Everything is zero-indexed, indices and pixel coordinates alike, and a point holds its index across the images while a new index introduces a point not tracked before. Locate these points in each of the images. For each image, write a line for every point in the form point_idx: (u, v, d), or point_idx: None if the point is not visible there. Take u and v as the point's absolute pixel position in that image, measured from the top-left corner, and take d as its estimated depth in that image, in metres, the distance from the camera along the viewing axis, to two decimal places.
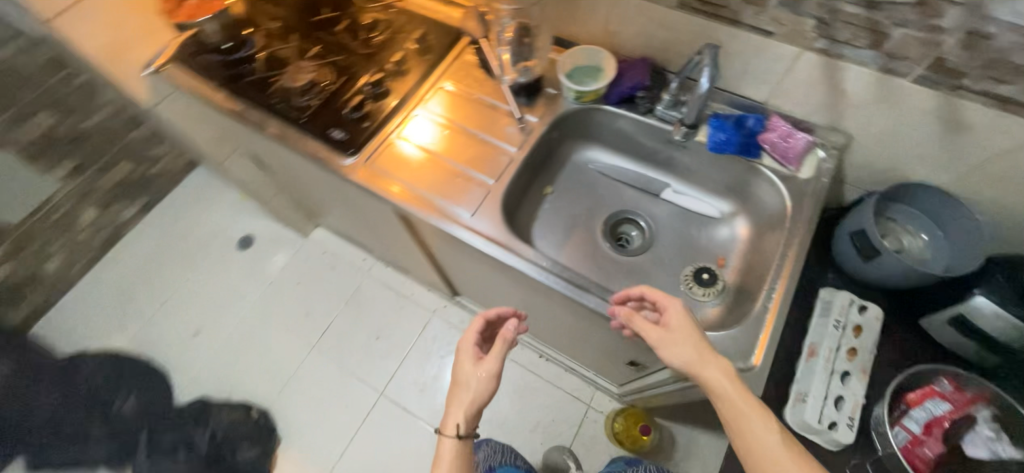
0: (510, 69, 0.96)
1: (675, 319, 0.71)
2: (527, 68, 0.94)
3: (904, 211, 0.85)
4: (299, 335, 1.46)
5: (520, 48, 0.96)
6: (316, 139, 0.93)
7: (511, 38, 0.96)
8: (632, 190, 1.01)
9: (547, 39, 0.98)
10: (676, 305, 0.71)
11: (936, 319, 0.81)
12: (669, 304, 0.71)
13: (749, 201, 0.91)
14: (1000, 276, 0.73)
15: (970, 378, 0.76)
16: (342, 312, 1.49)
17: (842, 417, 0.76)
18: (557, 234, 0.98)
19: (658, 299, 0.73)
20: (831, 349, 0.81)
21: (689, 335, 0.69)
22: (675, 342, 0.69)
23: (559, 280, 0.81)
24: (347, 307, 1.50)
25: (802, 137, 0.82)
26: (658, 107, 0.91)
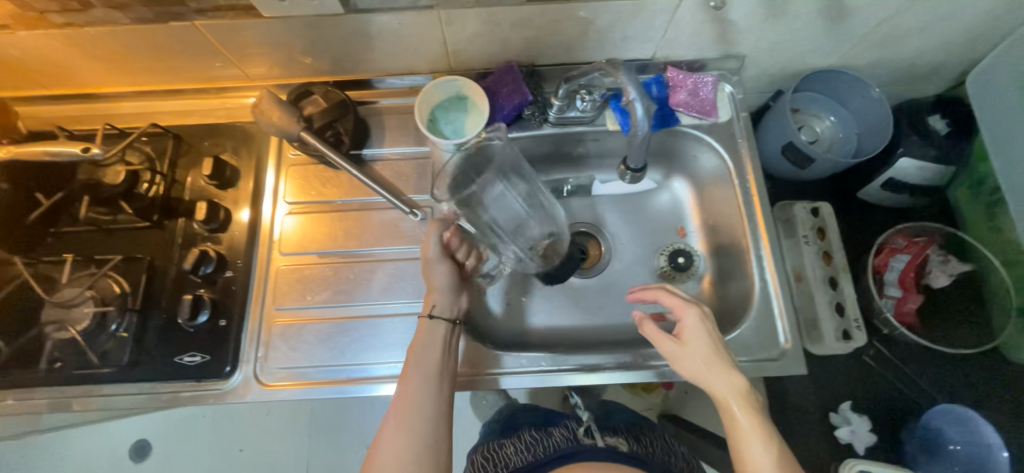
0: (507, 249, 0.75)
1: (693, 332, 0.59)
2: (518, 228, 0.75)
3: (806, 102, 0.85)
4: None
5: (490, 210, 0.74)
6: (165, 382, 0.64)
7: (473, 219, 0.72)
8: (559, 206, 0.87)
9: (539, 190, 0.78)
10: (692, 314, 0.60)
11: (869, 188, 0.86)
12: (686, 314, 0.60)
13: (679, 160, 0.83)
14: (915, 135, 0.78)
15: (914, 225, 0.83)
16: (314, 449, 1.16)
17: (852, 325, 0.79)
18: (518, 293, 0.82)
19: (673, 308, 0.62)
20: (813, 265, 0.82)
21: (709, 349, 0.58)
22: (686, 361, 0.58)
23: (568, 369, 0.69)
24: (314, 440, 1.16)
25: (707, 85, 0.76)
26: (552, 114, 0.76)
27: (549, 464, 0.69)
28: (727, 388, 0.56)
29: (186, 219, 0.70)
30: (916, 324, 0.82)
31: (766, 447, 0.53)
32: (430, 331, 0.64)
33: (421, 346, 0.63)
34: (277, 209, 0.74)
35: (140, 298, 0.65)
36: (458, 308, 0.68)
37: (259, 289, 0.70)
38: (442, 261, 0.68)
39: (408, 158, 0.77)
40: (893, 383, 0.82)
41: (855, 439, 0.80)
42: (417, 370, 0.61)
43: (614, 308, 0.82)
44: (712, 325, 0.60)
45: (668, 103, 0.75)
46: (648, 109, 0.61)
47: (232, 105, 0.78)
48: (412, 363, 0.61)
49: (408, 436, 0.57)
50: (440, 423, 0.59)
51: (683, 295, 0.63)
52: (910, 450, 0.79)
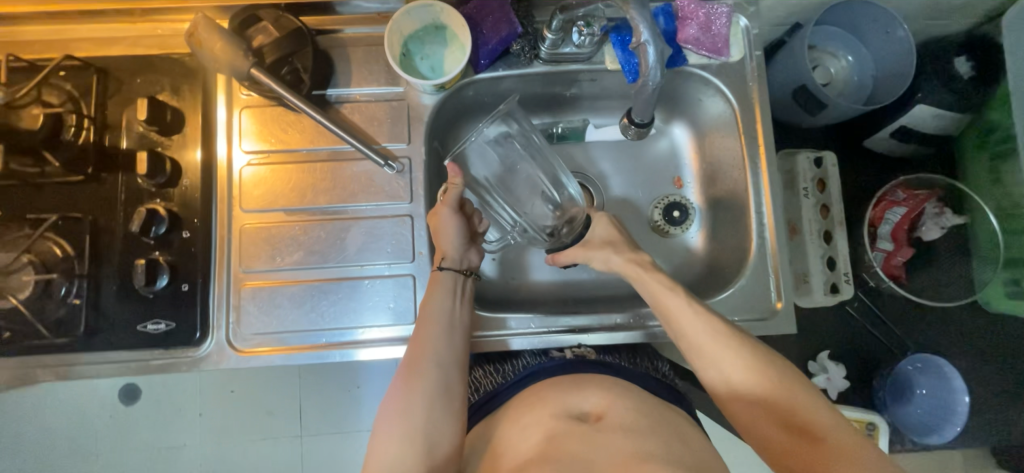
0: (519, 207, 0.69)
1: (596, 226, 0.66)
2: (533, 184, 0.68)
3: (822, 38, 0.77)
4: (275, 442, 1.08)
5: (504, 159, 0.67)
6: (130, 351, 0.60)
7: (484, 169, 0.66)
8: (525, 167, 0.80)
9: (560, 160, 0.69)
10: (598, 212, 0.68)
11: (878, 136, 0.81)
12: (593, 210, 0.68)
13: (683, 105, 0.76)
14: (936, 79, 0.72)
15: (914, 177, 0.80)
16: (304, 392, 1.08)
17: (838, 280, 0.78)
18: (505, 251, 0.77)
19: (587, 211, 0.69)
20: (810, 219, 0.79)
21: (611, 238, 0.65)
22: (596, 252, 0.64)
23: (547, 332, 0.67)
24: (304, 382, 1.08)
25: (720, 18, 0.67)
26: (544, 50, 0.67)
27: (519, 379, 0.63)
28: (681, 305, 0.56)
29: (128, 173, 0.61)
30: (902, 276, 0.82)
31: (746, 361, 0.52)
32: (442, 283, 0.61)
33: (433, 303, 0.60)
34: (234, 160, 0.65)
35: (89, 263, 0.59)
36: (469, 261, 0.64)
37: (223, 251, 0.64)
38: (457, 211, 0.63)
39: (380, 100, 0.68)
40: (873, 333, 0.84)
41: (830, 386, 0.81)
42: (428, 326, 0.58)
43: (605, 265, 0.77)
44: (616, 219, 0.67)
45: (677, 39, 0.67)
46: (661, 52, 0.56)
47: (166, 32, 0.65)
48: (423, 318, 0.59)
49: (426, 388, 0.54)
50: (453, 368, 0.57)
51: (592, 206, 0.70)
52: (882, 396, 0.82)
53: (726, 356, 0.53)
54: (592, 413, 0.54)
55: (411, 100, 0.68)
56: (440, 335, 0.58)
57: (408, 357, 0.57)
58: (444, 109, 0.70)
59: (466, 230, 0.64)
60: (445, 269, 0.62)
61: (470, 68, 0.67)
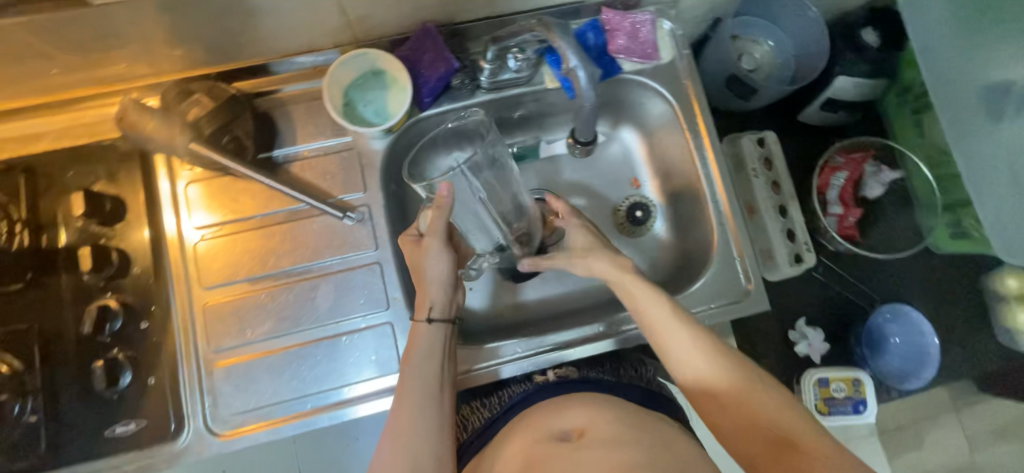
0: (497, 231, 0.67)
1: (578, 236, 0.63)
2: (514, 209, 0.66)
3: (743, 28, 0.81)
4: None
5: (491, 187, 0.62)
6: (99, 459, 0.56)
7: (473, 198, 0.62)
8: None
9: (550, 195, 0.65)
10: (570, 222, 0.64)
11: (809, 110, 0.86)
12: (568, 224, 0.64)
13: (627, 110, 0.79)
14: (849, 52, 0.78)
15: (848, 142, 0.86)
16: None
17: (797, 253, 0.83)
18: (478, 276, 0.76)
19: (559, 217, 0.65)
20: (764, 196, 0.83)
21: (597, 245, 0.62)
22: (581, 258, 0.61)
23: (532, 356, 0.66)
24: None
25: (645, 25, 0.70)
26: (484, 79, 0.68)
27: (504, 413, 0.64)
28: (664, 315, 0.56)
29: (71, 271, 0.58)
30: (856, 236, 0.87)
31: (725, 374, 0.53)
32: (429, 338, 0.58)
33: (415, 354, 0.57)
34: (186, 237, 0.63)
35: (40, 375, 0.55)
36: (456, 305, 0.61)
37: (185, 335, 0.61)
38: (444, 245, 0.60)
39: (329, 153, 0.67)
40: (843, 294, 0.88)
41: (812, 352, 0.85)
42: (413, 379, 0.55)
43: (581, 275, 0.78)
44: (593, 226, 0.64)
45: (608, 50, 0.69)
46: (590, 74, 0.59)
47: (92, 118, 0.63)
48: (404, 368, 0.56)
49: (411, 457, 0.51)
50: (443, 435, 0.54)
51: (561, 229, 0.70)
52: (864, 352, 0.85)
53: (692, 354, 0.54)
54: (572, 432, 0.53)
55: (361, 147, 0.68)
56: (425, 402, 0.54)
57: (391, 420, 0.54)
58: (396, 150, 0.70)
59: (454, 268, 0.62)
60: (422, 322, 0.58)
61: (414, 107, 0.68)
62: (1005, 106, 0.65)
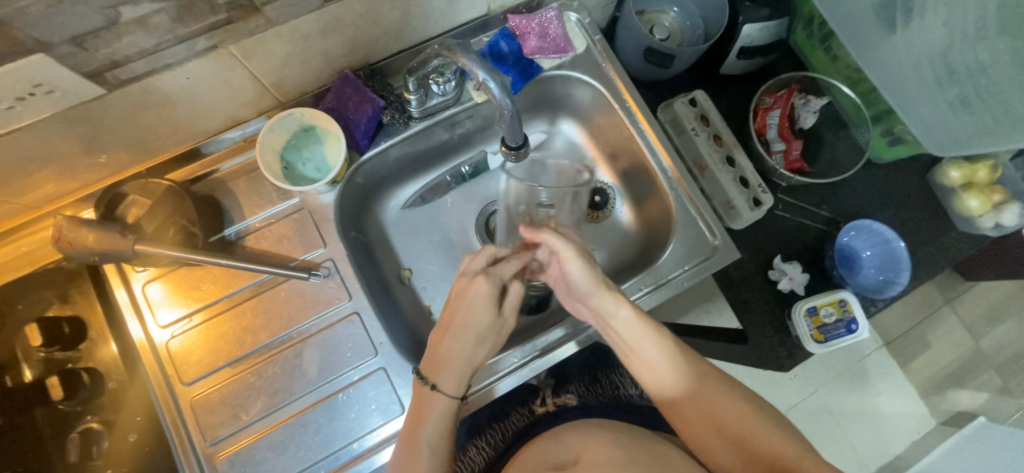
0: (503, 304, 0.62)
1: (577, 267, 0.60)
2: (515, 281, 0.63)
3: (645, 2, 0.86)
4: None
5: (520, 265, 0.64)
6: None
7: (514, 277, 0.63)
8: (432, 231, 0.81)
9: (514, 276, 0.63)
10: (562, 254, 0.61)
11: (729, 64, 0.90)
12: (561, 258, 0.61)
13: (560, 104, 0.82)
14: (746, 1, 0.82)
15: (771, 82, 0.90)
16: None
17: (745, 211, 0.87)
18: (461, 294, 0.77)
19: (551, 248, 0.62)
20: (709, 152, 0.86)
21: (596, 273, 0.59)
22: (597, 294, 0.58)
23: (528, 364, 0.67)
24: None
25: (552, 22, 0.73)
26: (413, 109, 0.69)
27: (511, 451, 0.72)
28: (647, 344, 0.57)
29: (41, 405, 0.55)
30: (804, 166, 0.90)
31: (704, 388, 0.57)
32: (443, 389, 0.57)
33: (443, 405, 0.56)
34: (157, 338, 0.62)
35: None
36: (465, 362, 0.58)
37: (179, 435, 0.60)
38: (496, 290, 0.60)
39: (280, 218, 0.67)
40: (808, 221, 0.91)
41: (795, 286, 0.85)
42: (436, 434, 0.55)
43: None
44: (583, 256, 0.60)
45: (524, 52, 0.72)
46: (503, 83, 0.59)
47: (30, 245, 0.61)
48: (420, 418, 0.56)
49: None
50: None
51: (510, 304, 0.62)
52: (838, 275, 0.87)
53: (663, 365, 0.57)
54: (570, 460, 0.57)
55: (310, 204, 0.68)
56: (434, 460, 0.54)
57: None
58: (347, 197, 0.71)
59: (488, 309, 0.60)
60: (445, 395, 0.56)
61: (354, 153, 0.69)
62: (894, 14, 0.70)
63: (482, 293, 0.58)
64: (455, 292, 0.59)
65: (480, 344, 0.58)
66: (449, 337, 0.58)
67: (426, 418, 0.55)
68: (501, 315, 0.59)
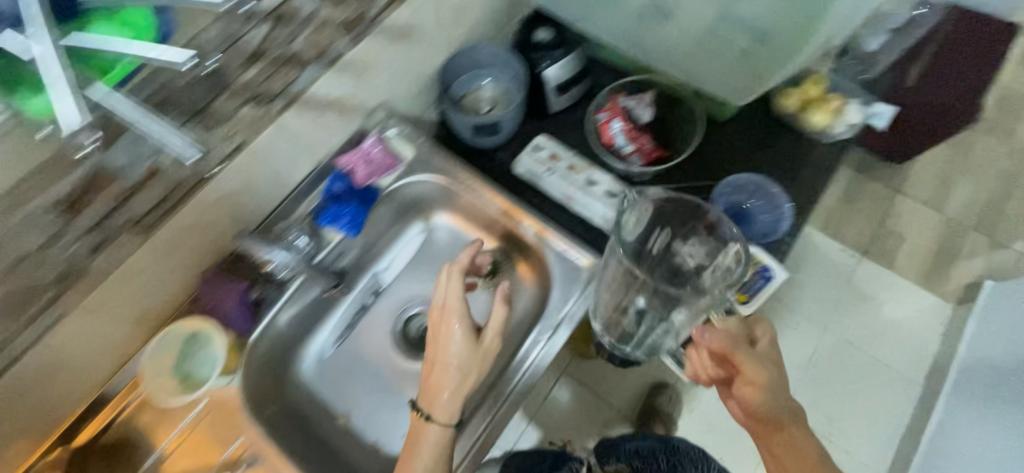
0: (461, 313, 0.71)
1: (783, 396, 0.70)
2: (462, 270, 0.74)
3: (460, 87, 0.94)
4: None
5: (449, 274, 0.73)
6: None
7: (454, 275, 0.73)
8: (355, 370, 0.83)
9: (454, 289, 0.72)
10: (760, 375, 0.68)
11: (555, 100, 0.97)
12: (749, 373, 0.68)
13: (420, 203, 0.90)
14: (536, 51, 0.93)
15: (598, 99, 0.99)
16: None
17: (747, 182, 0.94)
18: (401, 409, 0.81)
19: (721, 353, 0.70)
20: (569, 182, 0.93)
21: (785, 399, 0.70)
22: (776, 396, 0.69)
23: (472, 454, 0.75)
24: None
25: (371, 147, 0.80)
26: (281, 273, 0.76)
27: None
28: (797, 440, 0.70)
29: None
30: (661, 154, 0.97)
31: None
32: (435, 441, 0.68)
33: (432, 449, 0.68)
34: None
35: None
36: (453, 406, 0.68)
37: None
38: (466, 327, 0.70)
39: (190, 427, 0.70)
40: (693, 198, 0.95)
41: None
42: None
43: None
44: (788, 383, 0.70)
45: (358, 182, 0.79)
46: None
47: None
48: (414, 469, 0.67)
49: None
50: None
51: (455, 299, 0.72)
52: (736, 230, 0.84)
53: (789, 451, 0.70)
54: None
55: (214, 400, 0.71)
56: None
57: None
58: (254, 377, 0.74)
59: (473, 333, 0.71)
60: (437, 423, 0.68)
61: (240, 337, 0.74)
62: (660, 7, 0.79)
63: (456, 307, 0.71)
64: (437, 312, 0.72)
65: (456, 394, 0.68)
66: (438, 342, 0.71)
67: (435, 396, 0.68)
68: (481, 343, 0.70)
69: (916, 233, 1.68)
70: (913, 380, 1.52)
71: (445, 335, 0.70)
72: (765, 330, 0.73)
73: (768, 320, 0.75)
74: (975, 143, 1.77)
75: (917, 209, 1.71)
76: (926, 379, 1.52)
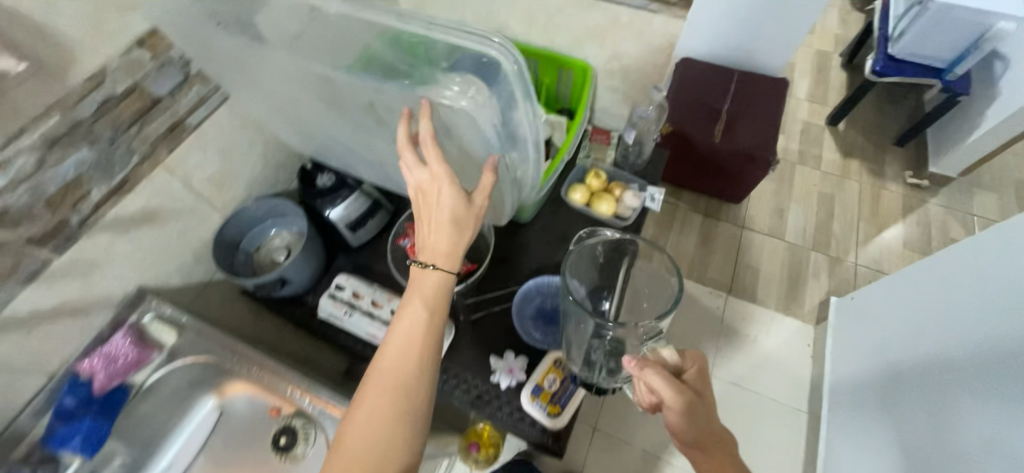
0: (431, 230, 0.58)
1: (711, 422, 0.63)
2: (431, 191, 0.57)
3: (251, 241, 0.94)
4: None
5: (457, 202, 0.57)
6: None
7: (457, 190, 0.57)
8: None
9: (453, 186, 0.56)
10: (677, 399, 0.61)
11: (353, 237, 0.97)
12: (664, 395, 0.61)
13: (206, 382, 0.84)
14: (319, 195, 0.93)
15: (398, 225, 0.99)
16: None
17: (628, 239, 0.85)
18: None
19: (649, 380, 0.63)
20: (371, 320, 0.90)
21: (707, 425, 0.62)
22: (680, 418, 0.61)
23: None
24: None
25: (116, 345, 0.74)
26: None
27: None
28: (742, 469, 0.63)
29: None
30: (467, 267, 0.96)
31: None
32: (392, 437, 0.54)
33: (396, 412, 0.54)
34: None
35: None
36: (421, 383, 0.56)
37: None
38: (457, 194, 0.57)
39: None
40: (504, 308, 0.95)
41: (517, 374, 0.86)
42: (396, 379, 0.55)
43: None
44: (704, 410, 0.62)
45: (94, 391, 0.73)
46: None
47: None
48: (382, 401, 0.54)
49: None
50: None
51: (439, 201, 0.57)
52: (614, 308, 0.87)
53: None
54: None
55: None
56: None
57: None
58: None
59: (452, 220, 0.57)
60: (392, 399, 0.55)
61: None
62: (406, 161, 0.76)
63: (449, 194, 0.57)
64: (416, 190, 0.58)
65: (423, 357, 0.57)
66: (433, 229, 0.58)
67: (422, 287, 0.59)
68: (469, 207, 0.58)
69: (771, 261, 1.81)
70: (799, 409, 1.55)
71: (429, 198, 0.58)
72: (696, 362, 0.66)
73: (703, 353, 0.68)
74: (795, 171, 2.01)
75: (765, 239, 1.86)
76: (809, 405, 1.55)
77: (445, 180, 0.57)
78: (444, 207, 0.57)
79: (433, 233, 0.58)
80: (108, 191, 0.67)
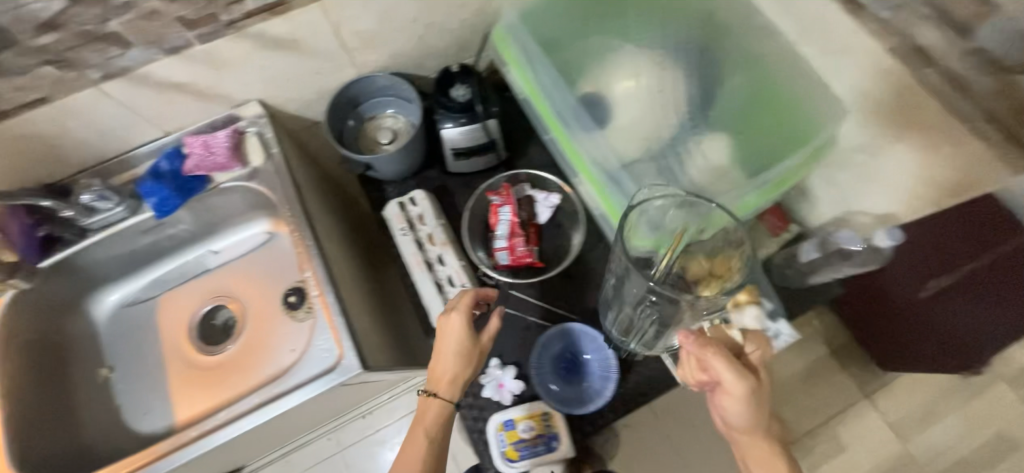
0: (440, 360, 0.68)
1: (761, 409, 0.57)
2: (445, 335, 0.67)
3: (369, 109, 0.89)
4: None
5: (465, 335, 0.67)
6: None
7: (468, 331, 0.67)
8: (143, 330, 0.90)
9: (462, 325, 0.67)
10: (731, 381, 0.54)
11: (452, 161, 0.90)
12: (724, 377, 0.55)
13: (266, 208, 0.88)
14: (443, 101, 0.84)
15: (496, 178, 0.90)
16: None
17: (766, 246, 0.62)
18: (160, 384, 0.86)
19: (709, 360, 0.56)
20: (417, 251, 0.87)
21: (761, 408, 0.56)
22: (733, 400, 0.56)
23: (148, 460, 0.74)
24: None
25: (218, 139, 0.80)
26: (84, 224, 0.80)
27: None
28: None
29: None
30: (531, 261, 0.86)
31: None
32: None
33: None
34: None
35: None
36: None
37: None
38: (466, 325, 0.67)
39: None
40: (539, 323, 0.84)
41: (505, 393, 0.81)
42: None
43: (252, 364, 0.85)
44: (761, 396, 0.56)
45: (185, 169, 0.80)
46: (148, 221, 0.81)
47: None
48: None
49: None
50: None
51: (448, 336, 0.68)
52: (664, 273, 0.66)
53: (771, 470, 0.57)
54: None
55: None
56: None
57: None
58: (34, 303, 0.82)
59: (465, 345, 0.67)
60: None
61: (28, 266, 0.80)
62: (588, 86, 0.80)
63: (459, 329, 0.67)
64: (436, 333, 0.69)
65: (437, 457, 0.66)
66: (439, 359, 0.68)
67: (426, 415, 0.67)
68: (478, 340, 0.68)
69: None
70: None
71: (443, 332, 0.68)
72: (763, 348, 0.58)
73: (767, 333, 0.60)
74: None
75: None
76: None
77: (460, 322, 0.67)
78: (455, 338, 0.67)
79: (443, 362, 0.68)
80: (261, 6, 0.66)
